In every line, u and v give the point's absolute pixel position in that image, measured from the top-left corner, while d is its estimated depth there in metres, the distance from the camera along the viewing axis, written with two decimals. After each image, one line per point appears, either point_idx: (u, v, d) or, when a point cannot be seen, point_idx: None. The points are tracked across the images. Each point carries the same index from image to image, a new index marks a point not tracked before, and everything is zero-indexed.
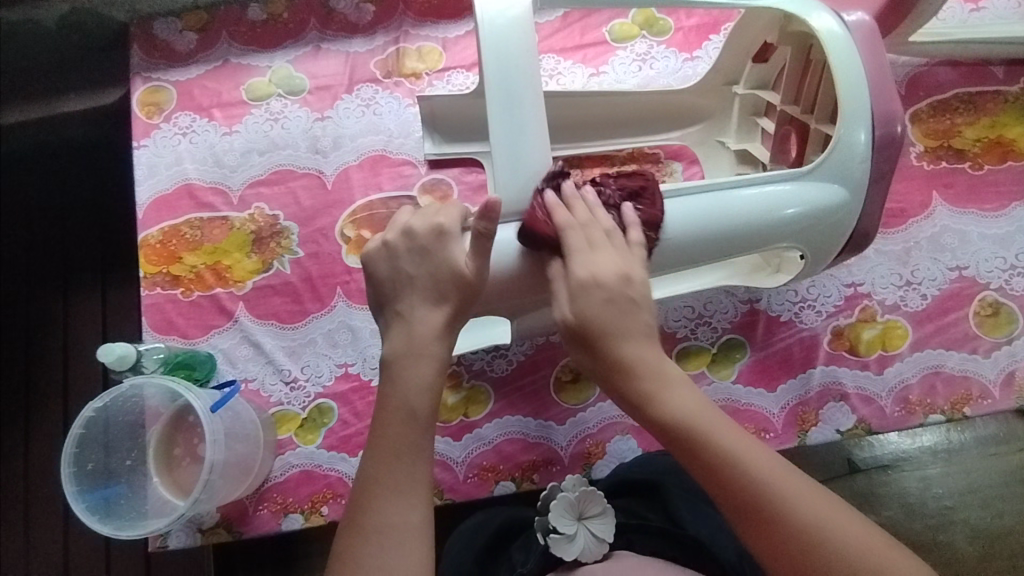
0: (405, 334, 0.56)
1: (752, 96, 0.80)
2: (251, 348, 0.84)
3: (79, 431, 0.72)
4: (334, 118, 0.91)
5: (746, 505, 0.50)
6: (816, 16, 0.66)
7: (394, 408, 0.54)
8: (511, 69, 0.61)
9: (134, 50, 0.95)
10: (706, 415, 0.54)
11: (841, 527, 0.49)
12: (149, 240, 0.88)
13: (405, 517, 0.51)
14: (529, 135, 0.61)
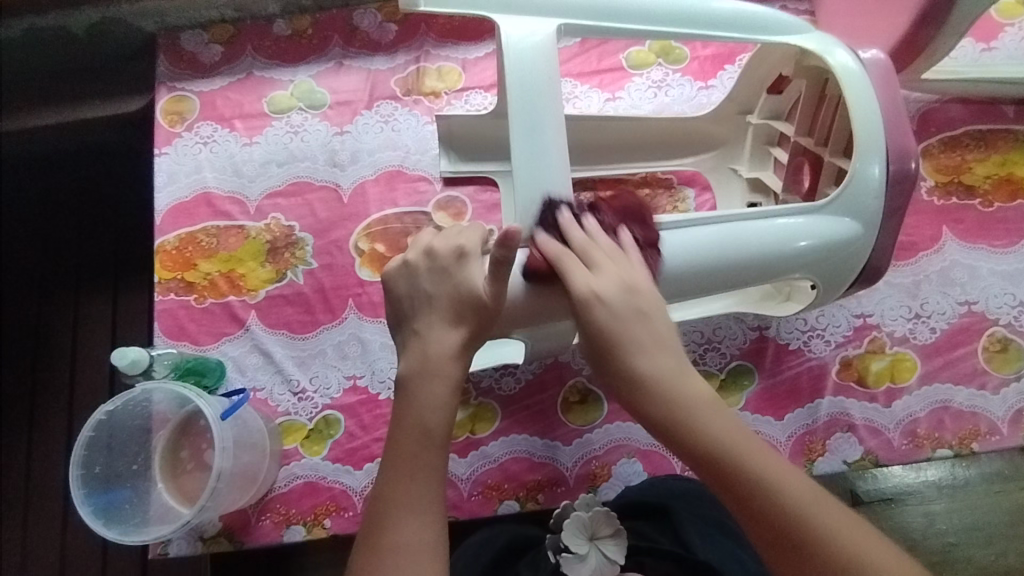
0: (420, 352, 0.56)
1: (766, 126, 0.81)
2: (261, 357, 0.84)
3: (88, 434, 0.72)
4: (353, 133, 0.93)
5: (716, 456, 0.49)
6: (832, 52, 0.68)
7: (409, 424, 0.54)
8: (532, 89, 0.62)
9: (161, 60, 0.96)
10: (707, 418, 0.50)
11: (839, 524, 0.47)
12: (166, 246, 0.89)
13: (419, 536, 0.51)
14: (549, 152, 0.61)
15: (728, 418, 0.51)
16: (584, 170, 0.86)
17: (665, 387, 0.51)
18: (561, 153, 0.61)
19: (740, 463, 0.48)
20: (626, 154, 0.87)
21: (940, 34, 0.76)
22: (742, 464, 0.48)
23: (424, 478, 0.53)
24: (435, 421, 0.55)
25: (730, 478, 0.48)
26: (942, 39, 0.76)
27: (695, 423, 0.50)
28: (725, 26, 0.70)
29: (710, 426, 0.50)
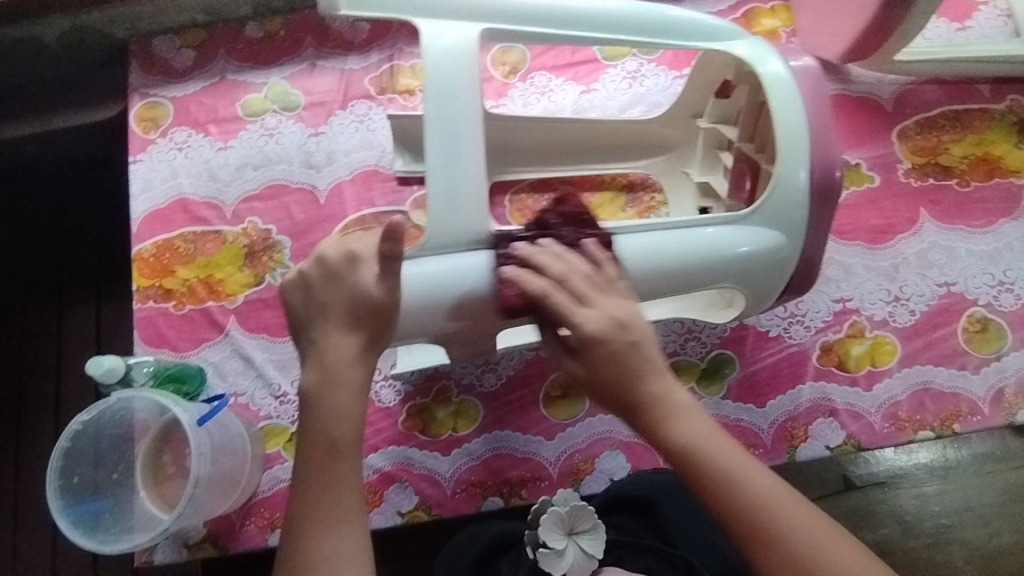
0: (319, 363, 0.56)
1: (714, 130, 0.80)
2: (241, 361, 0.84)
3: (64, 445, 0.72)
4: (328, 134, 0.92)
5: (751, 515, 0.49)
6: (765, 61, 0.66)
7: (316, 435, 0.54)
8: (451, 98, 0.62)
9: (133, 67, 0.96)
10: (674, 424, 0.53)
11: (785, 511, 0.49)
12: (143, 253, 0.88)
13: (336, 545, 0.51)
14: (464, 164, 0.61)
15: (727, 445, 0.52)
16: (537, 171, 0.86)
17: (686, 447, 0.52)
18: (477, 165, 0.61)
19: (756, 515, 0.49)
20: (589, 154, 0.86)
21: (909, 14, 0.75)
22: (728, 472, 0.50)
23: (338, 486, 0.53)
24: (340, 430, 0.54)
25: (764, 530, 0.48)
26: (911, 20, 0.76)
27: (663, 427, 0.53)
28: (657, 31, 0.67)
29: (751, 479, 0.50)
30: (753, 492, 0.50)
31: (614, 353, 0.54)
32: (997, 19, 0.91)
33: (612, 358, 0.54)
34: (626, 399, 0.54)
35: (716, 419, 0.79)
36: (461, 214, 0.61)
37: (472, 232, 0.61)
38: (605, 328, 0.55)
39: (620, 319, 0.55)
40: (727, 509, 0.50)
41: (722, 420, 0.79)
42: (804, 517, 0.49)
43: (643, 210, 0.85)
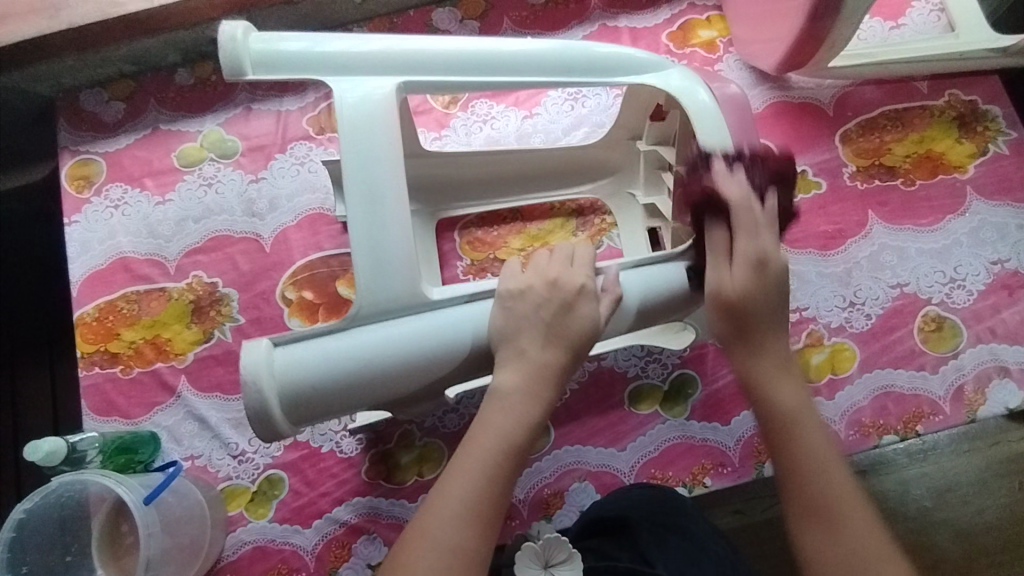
0: (522, 370, 0.57)
1: (655, 151, 0.79)
2: (196, 423, 0.82)
3: (9, 534, 0.68)
4: (268, 179, 0.90)
5: (781, 430, 0.57)
6: (692, 91, 0.65)
7: (486, 433, 0.55)
8: (368, 153, 0.59)
9: (62, 124, 0.93)
10: (781, 382, 0.59)
11: (822, 451, 0.56)
12: (86, 318, 0.85)
13: (451, 536, 0.50)
14: (388, 224, 0.58)
15: (802, 387, 0.59)
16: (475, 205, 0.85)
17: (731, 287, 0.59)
18: (403, 224, 0.59)
19: (799, 438, 0.56)
20: (531, 182, 0.85)
21: (837, 23, 0.76)
22: (798, 426, 0.57)
23: (473, 485, 0.53)
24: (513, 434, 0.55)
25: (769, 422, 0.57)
26: (839, 28, 0.76)
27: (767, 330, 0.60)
28: (578, 69, 0.65)
29: (781, 394, 0.58)
30: (784, 401, 0.57)
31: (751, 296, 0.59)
32: (929, 14, 0.91)
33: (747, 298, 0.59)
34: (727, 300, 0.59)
35: (683, 440, 0.79)
36: (391, 274, 0.58)
37: (403, 297, 0.58)
38: (745, 287, 0.58)
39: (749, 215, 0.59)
40: (778, 454, 0.57)
41: (689, 441, 0.79)
42: (840, 488, 0.54)
43: (593, 233, 0.85)
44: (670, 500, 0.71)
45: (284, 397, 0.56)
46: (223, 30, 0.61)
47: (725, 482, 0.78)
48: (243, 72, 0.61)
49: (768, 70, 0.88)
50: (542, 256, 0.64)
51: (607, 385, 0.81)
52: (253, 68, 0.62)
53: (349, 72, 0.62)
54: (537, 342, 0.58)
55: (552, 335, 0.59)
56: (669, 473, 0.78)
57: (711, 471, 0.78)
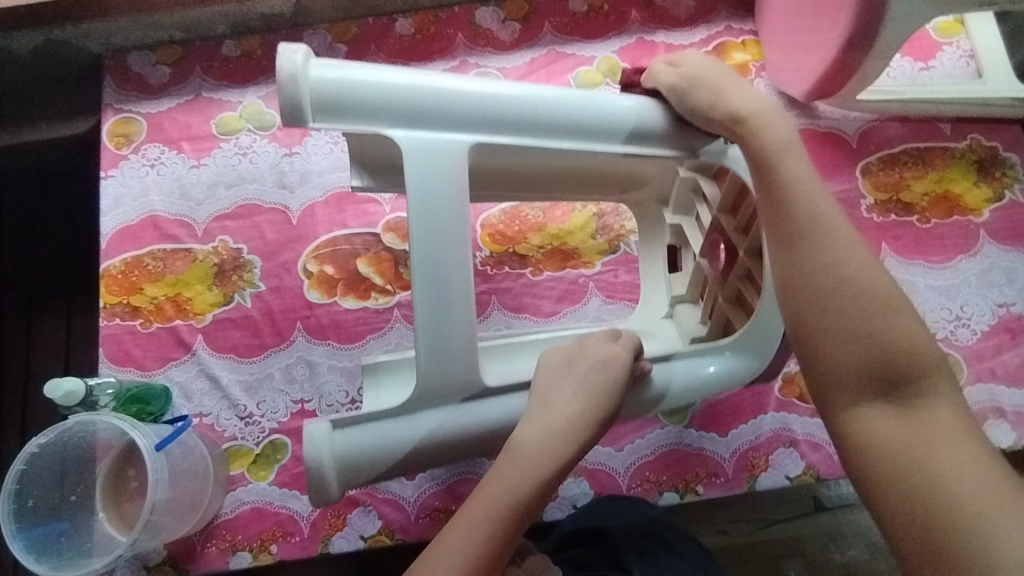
0: (547, 418, 0.58)
1: (690, 181, 0.74)
2: (207, 381, 0.84)
3: (20, 467, 0.71)
4: (302, 154, 0.92)
5: (804, 215, 0.54)
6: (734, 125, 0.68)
7: (500, 481, 0.55)
8: (438, 221, 0.58)
9: (108, 82, 0.96)
10: (768, 129, 0.58)
11: (831, 219, 0.54)
12: (111, 271, 0.88)
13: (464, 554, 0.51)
14: (454, 299, 0.59)
15: (803, 156, 0.57)
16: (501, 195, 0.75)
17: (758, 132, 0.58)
18: (468, 302, 0.59)
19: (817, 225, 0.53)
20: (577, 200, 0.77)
21: (867, 58, 0.78)
22: (782, 160, 0.56)
23: (489, 515, 0.53)
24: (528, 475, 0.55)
25: (790, 200, 0.55)
26: (870, 62, 0.79)
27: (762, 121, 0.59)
28: (651, 138, 0.65)
29: (794, 168, 0.56)
30: (801, 180, 0.55)
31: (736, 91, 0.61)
32: (960, 59, 0.93)
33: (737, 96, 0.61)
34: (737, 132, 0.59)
35: (678, 447, 0.80)
36: (453, 363, 0.59)
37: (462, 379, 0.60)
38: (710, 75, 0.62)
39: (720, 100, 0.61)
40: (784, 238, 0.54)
41: (685, 449, 0.80)
42: (847, 247, 0.53)
43: (612, 238, 0.88)
44: (646, 509, 0.73)
45: (340, 463, 0.58)
46: (281, 67, 0.56)
47: (717, 492, 0.79)
48: (302, 111, 0.57)
49: (797, 97, 0.90)
50: (584, 336, 0.65)
51: None
52: (312, 108, 0.57)
53: (418, 126, 0.59)
54: (566, 395, 0.59)
55: (579, 405, 0.59)
56: (662, 477, 0.79)
57: (704, 480, 0.79)
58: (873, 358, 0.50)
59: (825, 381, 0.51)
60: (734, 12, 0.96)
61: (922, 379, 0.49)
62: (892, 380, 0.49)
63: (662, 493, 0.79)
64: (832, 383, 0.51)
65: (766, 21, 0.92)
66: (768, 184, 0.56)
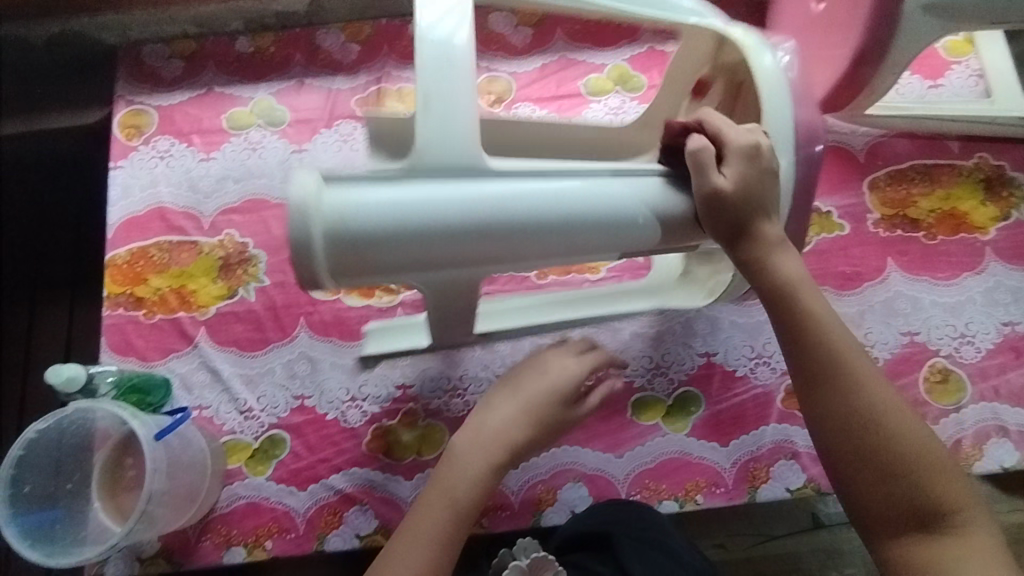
0: (496, 424, 0.71)
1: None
2: (208, 374, 0.83)
3: (17, 452, 0.71)
4: (311, 152, 0.93)
5: (831, 359, 0.60)
6: (759, 51, 0.67)
7: (453, 478, 0.68)
8: (455, 288, 0.67)
9: (121, 74, 0.96)
10: (780, 258, 0.63)
11: (854, 362, 0.60)
12: (117, 260, 0.88)
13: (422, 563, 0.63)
14: (465, 320, 0.73)
15: (815, 289, 0.63)
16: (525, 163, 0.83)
17: (780, 273, 0.63)
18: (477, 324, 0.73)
19: (842, 366, 0.60)
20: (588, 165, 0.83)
21: (878, 73, 0.79)
22: (802, 299, 0.62)
23: (437, 520, 0.65)
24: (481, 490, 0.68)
25: (815, 344, 0.61)
26: (880, 77, 0.79)
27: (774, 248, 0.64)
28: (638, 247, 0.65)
29: (815, 309, 0.62)
30: (825, 321, 0.62)
31: (745, 194, 0.62)
32: (968, 78, 0.94)
33: (743, 199, 0.62)
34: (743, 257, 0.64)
35: (680, 456, 0.80)
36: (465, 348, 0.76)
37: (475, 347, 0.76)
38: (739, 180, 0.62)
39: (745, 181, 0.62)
40: (815, 383, 0.61)
41: (686, 457, 0.80)
42: (870, 387, 0.59)
43: None
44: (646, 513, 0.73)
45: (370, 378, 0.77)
46: (293, 196, 0.56)
47: (717, 502, 0.78)
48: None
49: None
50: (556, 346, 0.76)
51: (612, 391, 0.83)
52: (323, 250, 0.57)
53: (428, 261, 0.60)
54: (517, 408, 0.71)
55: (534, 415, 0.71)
56: (662, 485, 0.79)
57: (705, 489, 0.78)
58: (910, 491, 0.57)
59: (864, 511, 0.58)
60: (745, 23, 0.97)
61: (959, 510, 0.56)
62: (929, 509, 0.56)
63: (662, 502, 0.78)
64: (874, 518, 0.58)
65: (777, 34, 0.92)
66: (796, 325, 0.62)
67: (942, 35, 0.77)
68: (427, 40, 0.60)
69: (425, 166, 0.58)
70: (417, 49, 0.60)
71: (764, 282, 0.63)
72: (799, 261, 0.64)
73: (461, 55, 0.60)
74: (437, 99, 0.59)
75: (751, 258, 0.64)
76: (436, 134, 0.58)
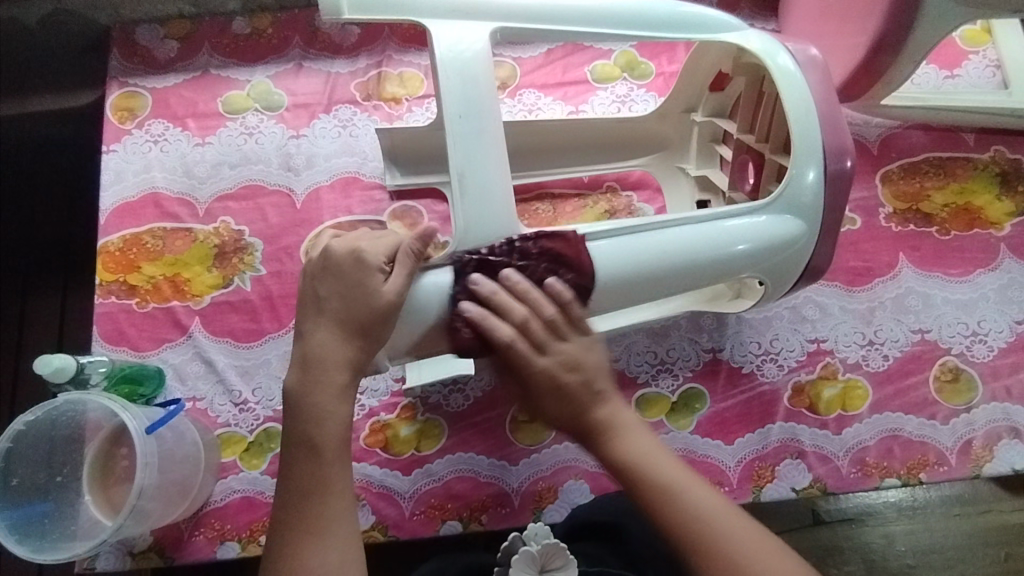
0: (312, 353, 0.58)
1: (710, 123, 0.84)
2: (202, 365, 0.81)
3: (6, 444, 0.69)
4: (309, 137, 0.90)
5: (704, 539, 0.54)
6: (774, 54, 0.69)
7: (298, 437, 0.57)
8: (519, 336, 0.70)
9: (114, 54, 0.94)
10: (621, 442, 0.58)
11: (711, 510, 0.55)
12: (109, 247, 0.86)
13: (324, 558, 0.53)
14: None
15: (665, 460, 0.58)
16: (543, 171, 0.88)
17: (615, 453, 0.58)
18: None
19: (722, 547, 0.53)
20: (590, 155, 0.89)
21: (896, 61, 0.76)
22: (661, 472, 0.57)
23: (334, 490, 0.56)
24: (329, 437, 0.57)
25: (687, 521, 0.55)
26: (898, 66, 0.77)
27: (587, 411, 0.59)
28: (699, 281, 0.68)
29: (662, 473, 0.57)
30: (680, 487, 0.56)
31: (584, 356, 0.60)
32: (986, 69, 0.91)
33: (573, 376, 0.59)
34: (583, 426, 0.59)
35: (684, 454, 0.78)
36: None
37: None
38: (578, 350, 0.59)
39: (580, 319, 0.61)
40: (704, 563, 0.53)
41: (690, 455, 0.78)
42: (752, 544, 0.54)
43: None
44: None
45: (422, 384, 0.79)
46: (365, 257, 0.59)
47: None
48: (339, 12, 0.63)
49: None
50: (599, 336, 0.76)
51: (615, 387, 0.81)
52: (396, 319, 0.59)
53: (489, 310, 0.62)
54: (326, 324, 0.58)
55: (327, 315, 0.59)
56: None
57: None
58: None
59: None
60: (758, 7, 0.93)
61: None
62: None
63: None
64: None
65: (791, 19, 0.89)
66: (664, 499, 0.56)
67: (963, 23, 0.74)
68: (447, 59, 0.62)
69: (471, 248, 0.61)
70: (447, 124, 0.61)
71: (606, 457, 0.58)
72: (643, 435, 0.59)
73: (485, 123, 0.61)
74: (473, 174, 0.60)
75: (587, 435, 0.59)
76: (477, 217, 0.60)
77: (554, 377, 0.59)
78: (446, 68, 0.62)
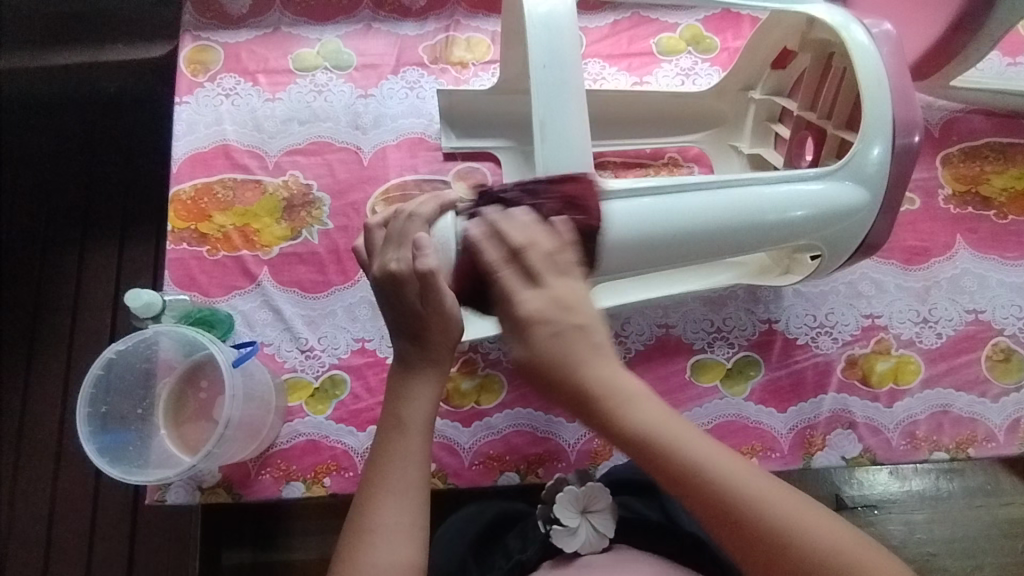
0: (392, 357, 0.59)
1: (769, 101, 0.85)
2: (270, 313, 0.84)
3: (97, 371, 0.71)
4: (378, 97, 0.92)
5: (734, 511, 0.48)
6: (847, 27, 0.70)
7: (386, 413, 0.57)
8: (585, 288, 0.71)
9: (188, 8, 0.95)
10: (632, 411, 0.51)
11: (751, 486, 0.48)
12: (181, 196, 0.88)
13: (399, 518, 0.52)
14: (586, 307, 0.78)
15: (678, 420, 0.52)
16: (603, 142, 0.89)
17: (637, 432, 0.50)
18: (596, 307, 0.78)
19: (742, 507, 0.48)
20: (655, 127, 0.90)
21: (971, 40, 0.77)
22: (670, 450, 0.50)
23: (410, 461, 0.55)
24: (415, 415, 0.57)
25: (712, 505, 0.48)
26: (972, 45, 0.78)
27: (579, 367, 0.52)
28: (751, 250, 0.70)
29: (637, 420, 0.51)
30: (686, 450, 0.50)
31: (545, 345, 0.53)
32: None
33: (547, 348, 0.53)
34: (569, 392, 0.52)
35: (737, 419, 0.80)
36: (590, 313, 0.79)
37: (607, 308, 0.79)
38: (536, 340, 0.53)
39: (559, 300, 0.54)
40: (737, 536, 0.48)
41: (743, 421, 0.79)
42: (814, 524, 0.47)
43: None
44: None
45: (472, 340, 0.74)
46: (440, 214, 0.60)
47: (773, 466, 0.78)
48: None
49: None
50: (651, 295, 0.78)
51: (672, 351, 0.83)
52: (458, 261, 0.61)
53: None
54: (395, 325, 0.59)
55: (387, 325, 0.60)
56: None
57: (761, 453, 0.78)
58: None
59: None
60: None
61: None
62: None
63: None
64: None
65: None
66: (657, 464, 0.50)
67: None
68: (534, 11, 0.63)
69: None
70: (530, 71, 0.62)
71: (621, 436, 0.51)
72: (657, 410, 0.52)
73: (570, 72, 0.62)
74: (554, 122, 0.61)
75: (600, 415, 0.51)
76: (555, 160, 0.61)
77: (545, 310, 0.53)
78: (530, 20, 0.63)
